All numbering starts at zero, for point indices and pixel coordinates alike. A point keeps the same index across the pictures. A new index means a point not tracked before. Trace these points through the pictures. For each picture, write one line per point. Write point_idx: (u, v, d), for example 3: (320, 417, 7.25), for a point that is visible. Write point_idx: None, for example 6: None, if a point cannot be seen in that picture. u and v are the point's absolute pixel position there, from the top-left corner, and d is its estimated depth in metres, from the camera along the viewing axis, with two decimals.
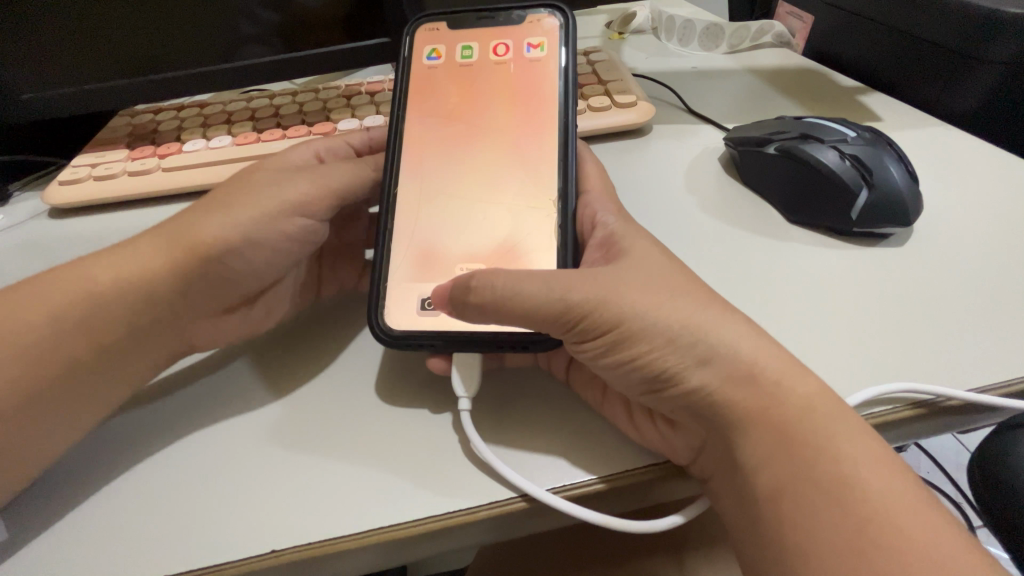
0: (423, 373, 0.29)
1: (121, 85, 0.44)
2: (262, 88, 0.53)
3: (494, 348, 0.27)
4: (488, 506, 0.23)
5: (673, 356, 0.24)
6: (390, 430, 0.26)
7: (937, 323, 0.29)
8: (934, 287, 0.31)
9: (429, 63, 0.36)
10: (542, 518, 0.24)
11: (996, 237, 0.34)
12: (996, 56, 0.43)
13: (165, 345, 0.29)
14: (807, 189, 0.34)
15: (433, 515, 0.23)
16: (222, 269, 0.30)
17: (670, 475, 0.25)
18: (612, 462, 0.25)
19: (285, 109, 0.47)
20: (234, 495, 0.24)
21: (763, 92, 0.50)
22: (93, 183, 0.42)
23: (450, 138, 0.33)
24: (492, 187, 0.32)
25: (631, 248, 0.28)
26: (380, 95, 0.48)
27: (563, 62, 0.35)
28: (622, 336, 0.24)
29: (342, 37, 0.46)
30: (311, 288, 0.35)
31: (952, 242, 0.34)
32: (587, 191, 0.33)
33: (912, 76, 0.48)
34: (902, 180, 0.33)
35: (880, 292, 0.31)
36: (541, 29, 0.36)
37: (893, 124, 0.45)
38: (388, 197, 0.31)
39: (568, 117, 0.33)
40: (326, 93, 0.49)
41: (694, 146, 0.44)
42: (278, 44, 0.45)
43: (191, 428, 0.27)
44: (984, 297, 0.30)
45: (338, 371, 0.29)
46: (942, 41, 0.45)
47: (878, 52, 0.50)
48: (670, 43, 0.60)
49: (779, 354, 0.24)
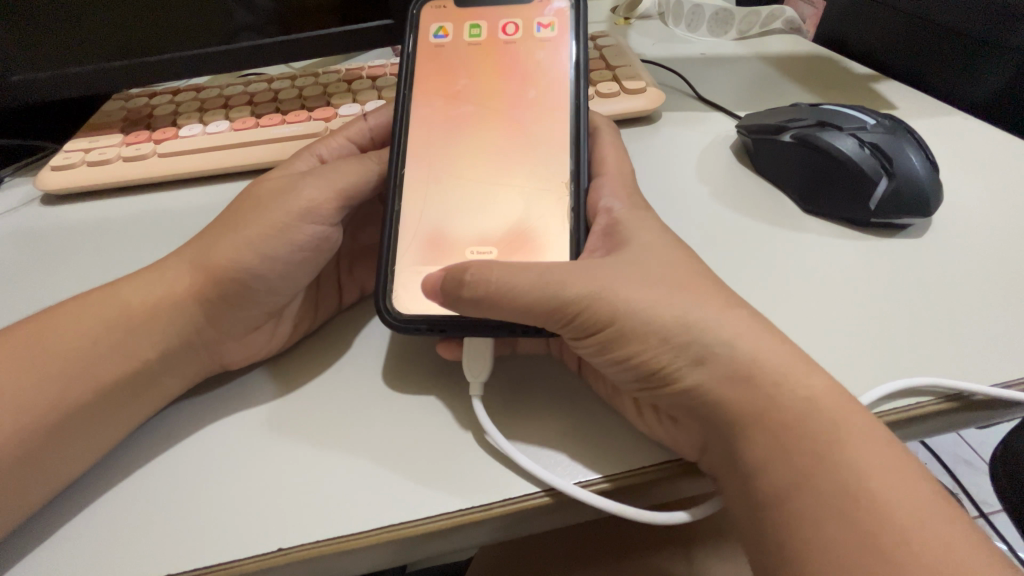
0: (432, 363, 0.28)
1: (115, 68, 0.42)
2: (259, 72, 0.52)
3: (505, 334, 0.26)
4: (503, 502, 0.23)
5: (693, 344, 0.23)
6: (399, 425, 0.26)
7: (960, 314, 0.28)
8: (955, 277, 0.30)
9: (435, 41, 0.35)
10: (559, 513, 0.24)
11: (1016, 227, 0.33)
12: (1016, 42, 0.41)
13: (185, 354, 0.28)
14: (824, 177, 0.34)
15: (445, 513, 0.22)
16: (242, 275, 0.28)
17: (689, 471, 0.24)
18: (629, 456, 0.24)
19: (284, 93, 0.46)
20: (239, 493, 0.24)
21: (774, 78, 0.49)
22: (87, 168, 0.41)
23: (456, 118, 0.32)
24: (503, 170, 0.31)
25: (645, 236, 0.27)
26: (381, 80, 0.47)
27: (573, 42, 0.34)
28: (640, 322, 0.24)
29: (344, 19, 0.44)
30: (337, 296, 0.32)
31: (971, 233, 0.33)
32: (601, 176, 0.32)
33: (928, 62, 0.47)
34: (923, 168, 0.32)
35: (899, 283, 0.30)
36: (549, 8, 0.35)
37: (907, 112, 0.44)
38: (394, 176, 0.30)
39: (579, 98, 0.32)
40: (326, 78, 0.48)
41: (706, 134, 0.43)
42: (277, 27, 0.43)
43: (193, 424, 0.27)
44: (1007, 289, 0.29)
45: (345, 366, 0.29)
46: (959, 26, 0.44)
47: (891, 37, 0.49)
48: (677, 29, 0.59)
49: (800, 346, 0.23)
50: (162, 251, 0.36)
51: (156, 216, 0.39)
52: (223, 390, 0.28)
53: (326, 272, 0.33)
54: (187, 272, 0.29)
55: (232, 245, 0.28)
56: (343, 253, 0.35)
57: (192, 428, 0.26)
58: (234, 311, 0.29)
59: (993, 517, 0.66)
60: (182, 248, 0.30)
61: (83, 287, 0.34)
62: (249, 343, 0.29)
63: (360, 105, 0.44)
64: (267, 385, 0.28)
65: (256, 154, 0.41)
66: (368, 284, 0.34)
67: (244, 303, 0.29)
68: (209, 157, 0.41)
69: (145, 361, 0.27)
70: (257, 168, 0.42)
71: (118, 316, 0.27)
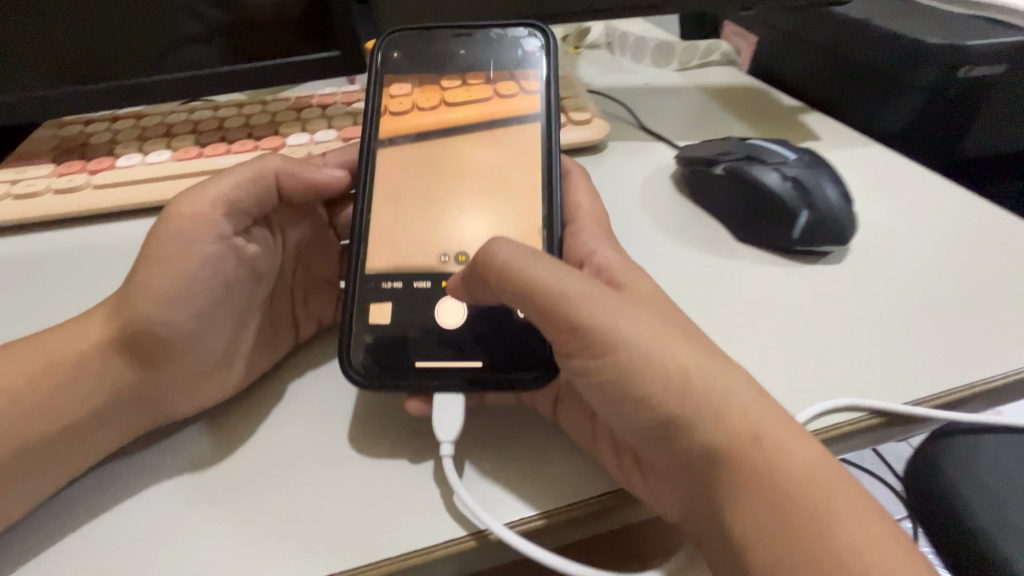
0: (395, 420, 0.27)
1: (48, 97, 0.41)
2: (204, 98, 0.51)
3: (479, 390, 0.26)
4: (441, 544, 0.23)
5: (664, 414, 0.23)
6: (349, 480, 0.25)
7: (884, 343, 0.30)
8: (875, 304, 0.32)
9: (401, 78, 0.35)
10: (489, 553, 0.24)
11: (930, 254, 0.36)
12: (923, 82, 0.45)
13: (121, 406, 0.27)
14: (754, 207, 0.36)
15: (385, 558, 0.23)
16: (165, 323, 0.26)
17: (617, 503, 0.25)
18: (557, 494, 0.25)
19: (229, 122, 0.46)
20: (177, 557, 0.23)
21: (711, 109, 0.52)
22: (17, 201, 0.39)
23: (419, 160, 0.33)
24: (462, 209, 0.32)
25: (623, 280, 0.27)
26: (332, 109, 0.47)
27: (541, 81, 0.34)
28: (613, 379, 0.23)
29: (295, 46, 0.44)
30: (290, 329, 0.32)
31: (887, 258, 0.36)
32: (576, 221, 0.32)
33: (849, 96, 0.50)
34: (839, 201, 0.35)
35: (833, 313, 0.32)
36: (517, 48, 0.35)
37: (833, 142, 0.47)
38: (360, 218, 0.30)
39: (551, 136, 0.32)
40: (274, 106, 0.48)
41: (648, 164, 0.44)
42: (224, 47, 0.43)
43: (127, 486, 0.25)
44: (921, 315, 0.32)
45: (295, 415, 0.28)
46: (876, 68, 0.47)
47: (820, 74, 0.52)
48: (624, 58, 0.61)
49: (773, 402, 0.23)
50: (97, 293, 0.34)
51: (91, 254, 0.37)
52: (164, 445, 0.27)
53: (278, 305, 0.32)
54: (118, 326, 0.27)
55: (159, 283, 0.26)
56: (295, 284, 0.34)
57: (126, 488, 0.25)
58: (180, 359, 0.27)
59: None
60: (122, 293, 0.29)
61: (8, 334, 0.32)
62: (190, 389, 0.27)
63: (309, 134, 0.44)
64: (209, 443, 0.27)
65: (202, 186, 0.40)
66: (325, 314, 0.33)
67: (182, 350, 0.27)
68: (147, 189, 0.40)
69: (70, 422, 0.25)
70: None
71: (44, 378, 0.26)
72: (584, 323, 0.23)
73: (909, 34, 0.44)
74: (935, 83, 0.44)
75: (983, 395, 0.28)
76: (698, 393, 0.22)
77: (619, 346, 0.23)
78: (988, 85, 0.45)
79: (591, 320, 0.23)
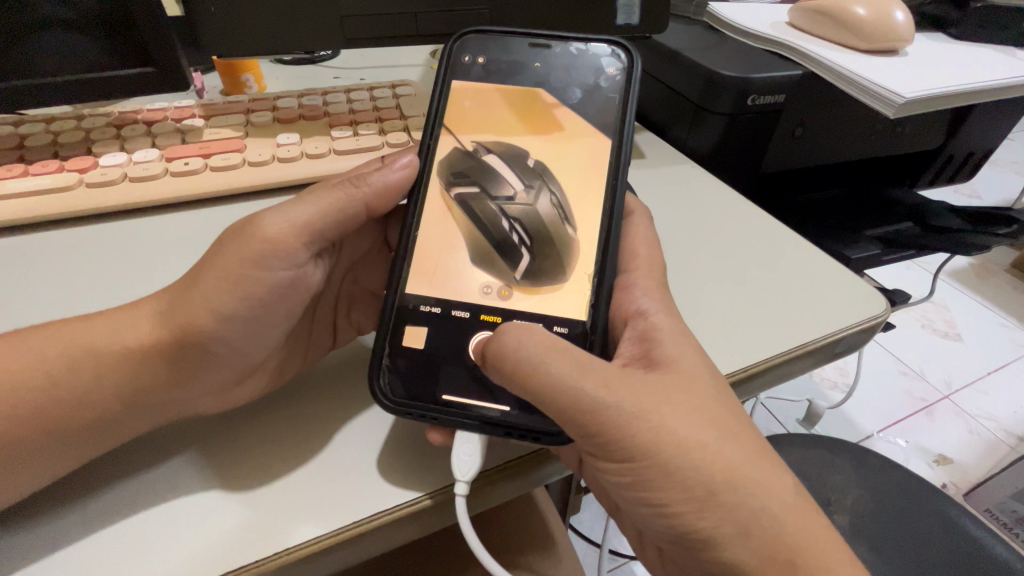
0: (431, 454, 0.26)
1: None
2: (23, 111, 0.43)
3: (503, 432, 0.26)
4: (392, 510, 0.24)
5: (686, 526, 0.24)
6: (329, 552, 0.23)
7: (777, 319, 0.33)
8: (764, 281, 0.36)
9: (477, 76, 0.35)
10: (437, 515, 0.25)
11: (794, 247, 0.39)
12: (720, 108, 0.47)
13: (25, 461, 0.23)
14: None
15: (326, 534, 0.23)
16: (196, 344, 0.26)
17: (522, 467, 0.27)
18: (510, 454, 0.27)
19: (33, 139, 0.39)
20: None
21: None
22: None
23: (448, 181, 0.32)
24: (476, 247, 0.31)
25: (670, 355, 0.26)
26: (159, 125, 0.41)
27: (618, 109, 0.33)
28: (652, 469, 0.24)
29: (140, 59, 0.39)
30: (328, 337, 0.32)
31: (768, 245, 0.39)
32: (629, 268, 0.31)
33: (672, 118, 0.52)
34: None
35: (734, 290, 0.35)
36: (599, 67, 0.34)
37: (656, 161, 0.48)
38: (405, 241, 0.30)
39: (619, 177, 0.31)
40: (92, 121, 0.41)
41: None
42: (90, 33, 0.37)
43: (93, 525, 0.23)
44: (796, 291, 0.35)
45: (249, 470, 0.25)
46: (685, 93, 0.50)
47: (652, 94, 0.54)
48: None
49: (797, 496, 0.25)
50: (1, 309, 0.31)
51: None
52: (91, 499, 0.24)
53: (324, 310, 0.34)
54: (25, 374, 0.25)
55: (207, 296, 0.26)
56: (342, 294, 0.36)
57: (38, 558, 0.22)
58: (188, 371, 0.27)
59: (864, 443, 0.80)
60: (25, 345, 0.25)
61: None
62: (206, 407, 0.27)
63: (126, 153, 0.38)
64: (166, 486, 0.24)
65: (44, 211, 0.35)
66: (365, 326, 0.34)
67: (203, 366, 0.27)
68: None
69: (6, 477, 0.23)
70: (62, 219, 0.36)
71: None
72: (618, 409, 0.24)
73: (709, 66, 0.47)
74: (731, 110, 0.47)
75: (835, 345, 0.33)
76: (724, 508, 0.24)
77: (661, 441, 0.24)
78: (778, 113, 0.50)
79: (627, 428, 0.24)
